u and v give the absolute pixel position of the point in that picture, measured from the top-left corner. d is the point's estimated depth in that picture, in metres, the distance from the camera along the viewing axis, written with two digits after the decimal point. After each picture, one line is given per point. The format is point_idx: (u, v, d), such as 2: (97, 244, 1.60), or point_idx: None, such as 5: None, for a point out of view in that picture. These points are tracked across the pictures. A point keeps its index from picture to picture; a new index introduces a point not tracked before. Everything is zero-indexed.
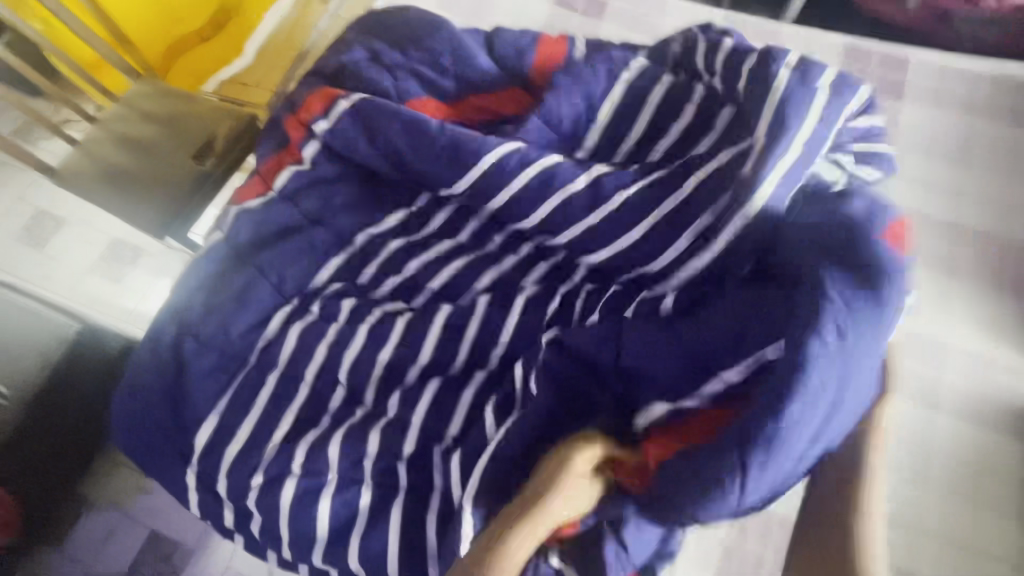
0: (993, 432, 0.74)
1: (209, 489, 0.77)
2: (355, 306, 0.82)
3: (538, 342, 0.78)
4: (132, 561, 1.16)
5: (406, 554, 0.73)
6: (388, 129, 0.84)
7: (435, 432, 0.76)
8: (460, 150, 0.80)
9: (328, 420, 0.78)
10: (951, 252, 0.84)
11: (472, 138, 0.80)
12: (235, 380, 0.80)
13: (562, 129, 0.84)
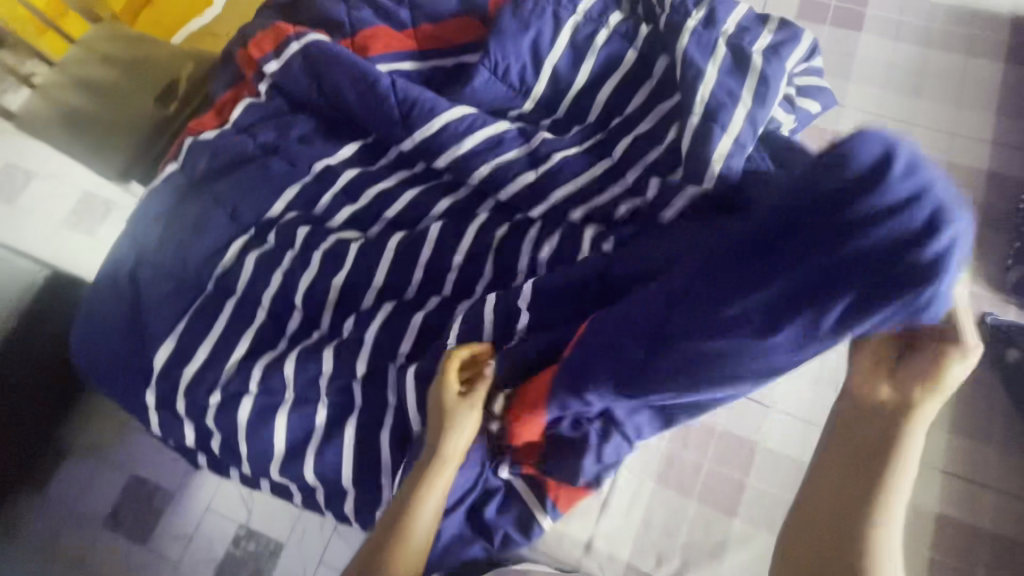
0: None
1: (169, 409, 0.79)
2: (311, 233, 0.83)
3: (490, 265, 0.80)
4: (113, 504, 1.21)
5: (361, 465, 0.76)
6: (335, 79, 0.86)
7: (389, 352, 0.78)
8: (408, 96, 0.84)
9: (285, 341, 0.80)
10: None
11: (417, 88, 0.84)
12: (191, 305, 0.81)
13: (507, 74, 0.84)
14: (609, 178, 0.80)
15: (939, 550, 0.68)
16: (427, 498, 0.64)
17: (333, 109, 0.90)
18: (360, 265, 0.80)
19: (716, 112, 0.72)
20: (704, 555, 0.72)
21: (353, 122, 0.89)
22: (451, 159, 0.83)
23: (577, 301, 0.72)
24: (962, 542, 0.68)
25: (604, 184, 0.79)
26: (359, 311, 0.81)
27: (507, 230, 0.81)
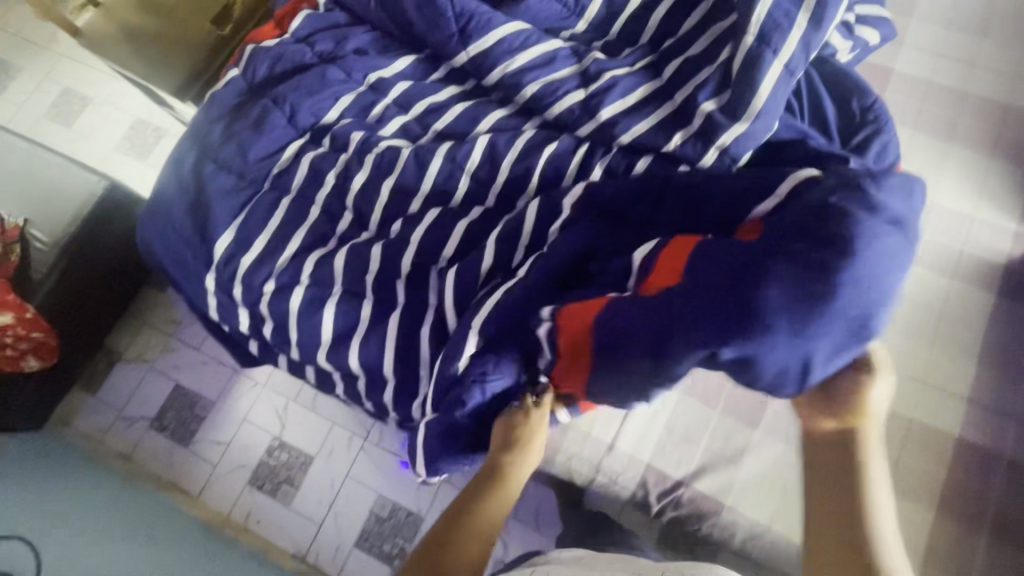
0: (962, 282, 0.77)
1: (226, 294, 0.85)
2: (364, 139, 0.86)
3: (535, 178, 0.82)
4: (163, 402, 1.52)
5: (401, 356, 0.80)
6: None
7: (433, 254, 0.82)
8: (464, 12, 0.86)
9: (335, 240, 0.85)
10: (952, 119, 0.84)
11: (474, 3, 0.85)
12: (251, 199, 0.86)
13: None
14: (657, 97, 0.80)
15: (957, 473, 0.70)
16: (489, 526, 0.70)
17: (388, 21, 0.92)
18: (410, 170, 0.84)
19: (770, 31, 0.72)
20: (723, 462, 0.76)
21: (407, 36, 0.91)
22: (502, 73, 0.85)
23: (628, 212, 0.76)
24: (979, 465, 0.70)
25: (650, 102, 0.80)
26: (405, 215, 0.84)
27: (554, 143, 0.83)
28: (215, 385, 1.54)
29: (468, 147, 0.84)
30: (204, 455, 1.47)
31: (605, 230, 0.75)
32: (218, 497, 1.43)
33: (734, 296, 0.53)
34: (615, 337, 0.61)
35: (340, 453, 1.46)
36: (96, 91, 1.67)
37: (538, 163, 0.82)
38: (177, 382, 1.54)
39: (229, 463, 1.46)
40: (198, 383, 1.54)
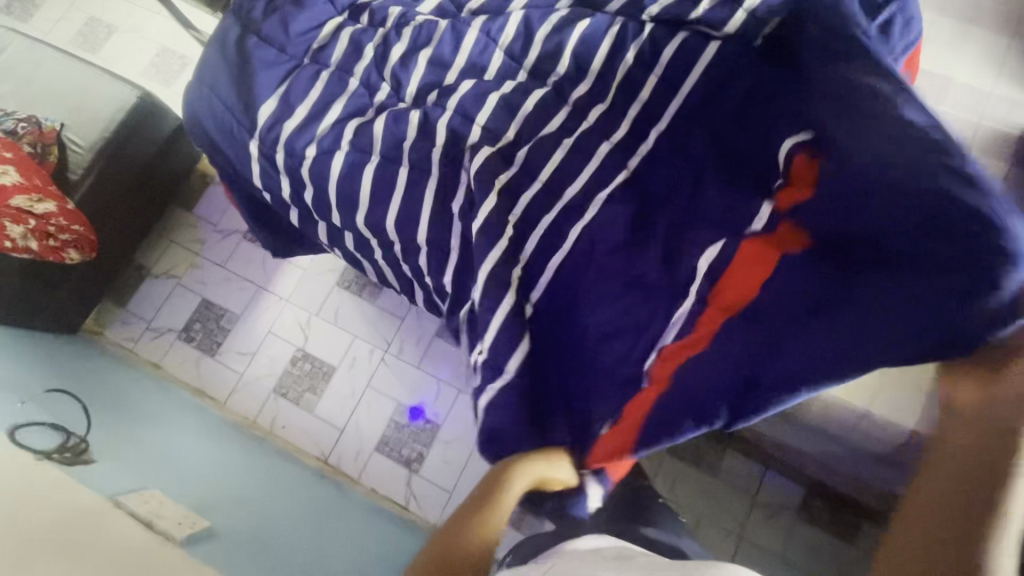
0: (979, 150, 0.80)
1: (270, 160, 0.90)
2: (401, 14, 0.90)
3: (567, 49, 0.85)
4: (190, 315, 1.57)
5: (435, 215, 0.84)
6: None
7: (467, 122, 0.86)
8: None
9: (374, 111, 0.89)
10: (973, 6, 0.87)
11: None
12: (292, 71, 0.90)
13: None
14: None
15: None
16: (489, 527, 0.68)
17: None
18: (446, 42, 0.87)
19: None
20: None
21: None
22: None
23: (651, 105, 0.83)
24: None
25: None
26: (441, 86, 0.88)
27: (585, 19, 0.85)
28: (240, 301, 1.58)
29: (503, 20, 0.87)
30: (229, 363, 1.53)
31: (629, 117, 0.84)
32: (243, 401, 1.51)
33: (838, 331, 0.58)
34: (706, 366, 0.65)
35: (362, 364, 1.52)
36: (121, 19, 1.69)
37: (571, 35, 0.85)
38: (204, 296, 1.59)
39: (254, 371, 1.52)
40: (223, 298, 1.58)
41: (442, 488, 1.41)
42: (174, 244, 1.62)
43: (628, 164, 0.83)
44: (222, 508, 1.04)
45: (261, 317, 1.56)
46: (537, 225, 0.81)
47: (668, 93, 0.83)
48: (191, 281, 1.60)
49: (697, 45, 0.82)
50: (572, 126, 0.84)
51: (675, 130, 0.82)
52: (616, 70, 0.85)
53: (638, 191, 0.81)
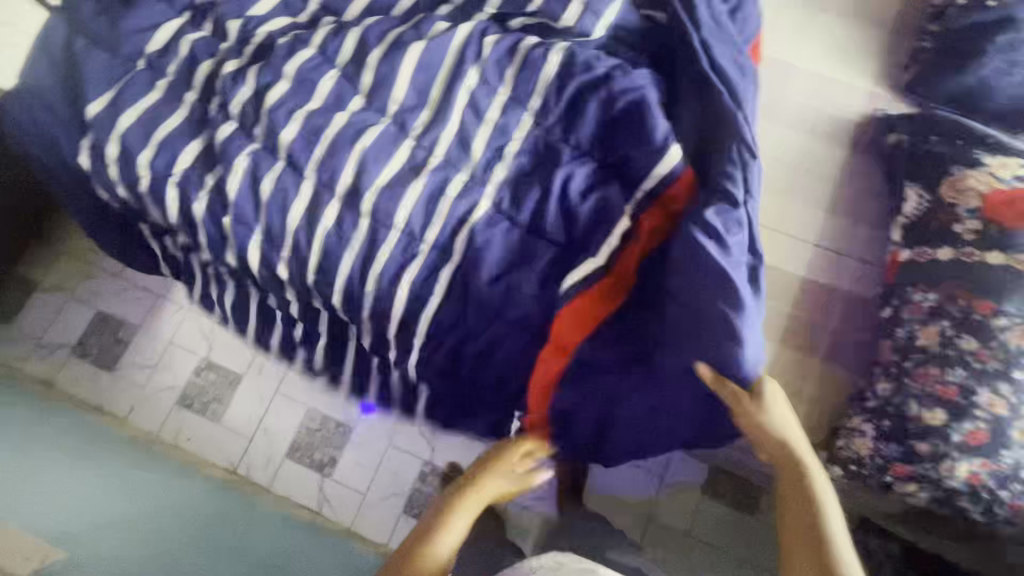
0: (815, 134, 0.81)
1: (101, 171, 0.84)
2: (243, 25, 0.85)
3: (408, 61, 0.81)
4: (82, 332, 1.35)
5: (280, 235, 0.82)
6: None
7: (306, 140, 0.81)
8: None
9: (209, 124, 0.83)
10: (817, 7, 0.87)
11: None
12: (121, 78, 0.83)
13: None
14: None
15: (801, 306, 0.76)
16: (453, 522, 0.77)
17: None
18: (280, 56, 0.83)
19: None
20: None
21: None
22: None
23: (497, 127, 0.80)
24: (844, 300, 0.76)
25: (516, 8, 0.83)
26: (273, 100, 0.82)
27: (429, 33, 0.82)
28: (138, 312, 1.36)
29: (342, 39, 0.83)
30: (132, 379, 1.33)
31: (480, 133, 0.80)
32: (146, 416, 1.32)
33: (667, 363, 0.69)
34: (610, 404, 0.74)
35: (269, 369, 1.33)
36: None
37: (414, 52, 0.81)
38: (99, 308, 1.36)
39: (157, 385, 1.33)
40: (122, 310, 1.37)
41: (357, 490, 1.26)
42: (63, 253, 1.38)
43: (475, 175, 0.79)
44: (113, 531, 0.94)
45: (162, 329, 1.35)
46: (376, 243, 0.79)
47: (510, 109, 0.80)
48: (83, 293, 1.37)
49: (537, 57, 0.79)
50: (415, 155, 0.81)
51: (518, 144, 0.79)
52: (455, 94, 0.80)
53: (473, 219, 0.77)
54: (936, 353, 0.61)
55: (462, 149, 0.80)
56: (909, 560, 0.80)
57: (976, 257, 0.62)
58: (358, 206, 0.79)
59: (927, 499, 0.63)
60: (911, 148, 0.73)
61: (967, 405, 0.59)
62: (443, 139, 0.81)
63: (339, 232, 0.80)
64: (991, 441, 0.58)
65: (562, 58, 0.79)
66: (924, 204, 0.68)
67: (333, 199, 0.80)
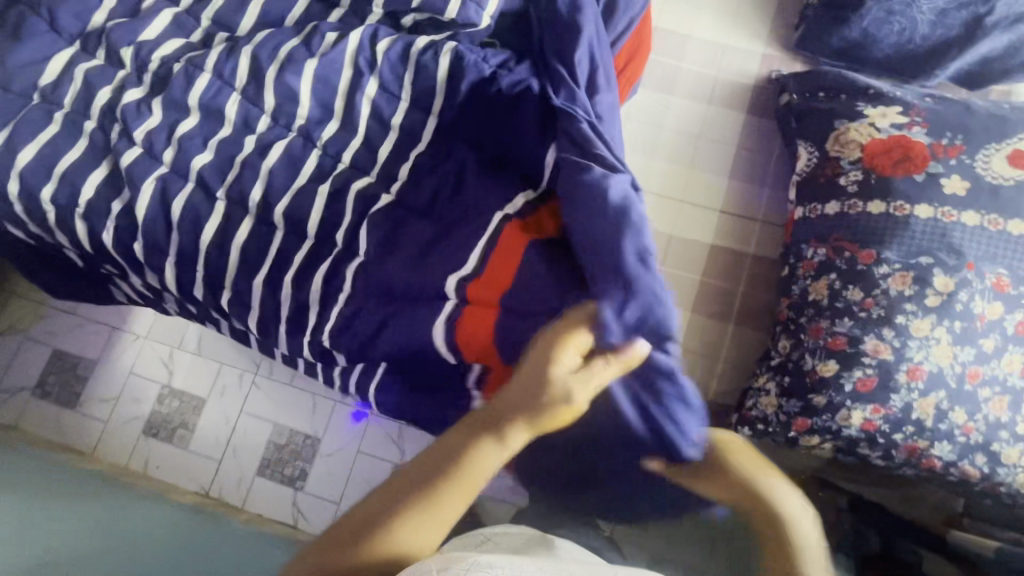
0: (716, 105, 0.85)
1: (9, 207, 0.83)
2: (136, 52, 0.84)
3: (305, 72, 0.80)
4: (39, 372, 1.33)
5: (192, 254, 0.81)
6: None
7: (213, 160, 0.81)
8: None
9: (111, 151, 0.82)
10: None
11: None
12: (17, 113, 0.82)
13: None
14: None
15: (711, 273, 0.79)
16: (481, 460, 0.62)
17: None
18: (177, 81, 0.82)
19: None
20: None
21: None
22: None
23: (400, 130, 0.80)
24: (751, 264, 0.79)
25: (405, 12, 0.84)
26: (175, 125, 0.82)
27: (323, 41, 0.82)
28: (95, 346, 1.34)
29: (237, 57, 0.82)
30: (94, 413, 1.31)
31: (386, 139, 0.80)
32: (112, 450, 1.30)
33: (597, 256, 0.66)
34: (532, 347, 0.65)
35: (233, 390, 1.32)
36: None
37: (310, 62, 0.81)
38: (54, 347, 1.34)
39: (121, 417, 1.31)
40: (77, 346, 1.34)
41: (329, 500, 1.24)
42: (12, 294, 1.36)
43: (383, 179, 0.80)
44: (75, 562, 0.92)
45: (120, 360, 1.33)
46: (290, 254, 0.79)
47: (411, 113, 0.80)
48: (36, 333, 1.35)
49: (429, 57, 0.79)
50: (320, 165, 0.81)
51: (424, 144, 0.80)
52: (355, 102, 0.80)
53: (372, 210, 0.78)
54: (827, 305, 0.66)
55: (366, 160, 0.80)
56: (857, 509, 0.79)
57: (859, 208, 0.65)
58: (273, 219, 0.79)
59: (832, 448, 0.66)
60: (799, 107, 0.76)
61: (855, 353, 0.63)
62: (348, 146, 0.81)
63: (258, 247, 0.80)
64: (880, 386, 0.62)
65: (451, 59, 0.79)
66: (813, 159, 0.72)
67: (246, 214, 0.80)
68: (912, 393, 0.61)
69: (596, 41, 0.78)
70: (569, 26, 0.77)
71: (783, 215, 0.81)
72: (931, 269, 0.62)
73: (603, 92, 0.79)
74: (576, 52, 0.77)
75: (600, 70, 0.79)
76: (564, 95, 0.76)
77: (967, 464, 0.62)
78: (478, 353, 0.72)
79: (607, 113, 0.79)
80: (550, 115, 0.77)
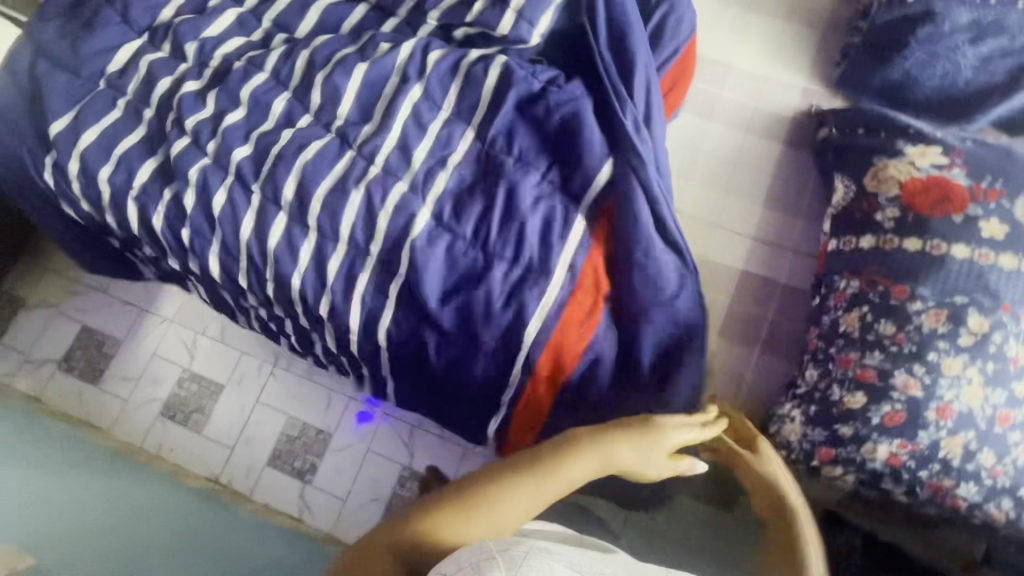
0: (753, 134, 0.87)
1: (66, 184, 0.87)
2: (199, 47, 0.88)
3: (357, 77, 0.83)
4: (68, 346, 1.36)
5: (232, 241, 0.83)
6: None
7: (258, 151, 0.83)
8: None
9: (166, 138, 0.86)
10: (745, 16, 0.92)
11: None
12: (83, 97, 0.87)
13: None
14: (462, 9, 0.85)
15: (739, 299, 0.82)
16: (563, 483, 0.69)
17: None
18: (236, 77, 0.86)
19: None
20: None
21: None
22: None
23: (439, 137, 0.82)
24: (781, 292, 0.82)
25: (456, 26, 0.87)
26: (228, 117, 0.85)
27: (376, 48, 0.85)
28: (123, 325, 1.37)
29: (293, 59, 0.86)
30: (117, 391, 1.34)
31: (426, 143, 0.82)
32: (131, 428, 1.32)
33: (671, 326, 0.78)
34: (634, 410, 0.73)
35: (251, 380, 1.34)
36: None
37: (362, 68, 0.84)
38: (85, 323, 1.38)
39: (140, 397, 1.33)
40: (106, 324, 1.38)
41: (335, 496, 1.25)
42: (49, 269, 1.40)
43: (423, 181, 0.81)
44: (93, 535, 0.94)
45: (145, 341, 1.36)
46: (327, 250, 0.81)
47: (452, 122, 0.82)
48: (68, 309, 1.39)
49: (477, 70, 0.82)
50: (356, 165, 0.81)
51: (465, 152, 0.82)
52: (398, 105, 0.82)
53: (415, 232, 0.78)
54: (858, 337, 0.66)
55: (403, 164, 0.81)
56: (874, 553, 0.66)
57: (894, 244, 0.66)
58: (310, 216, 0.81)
59: (855, 480, 0.67)
60: (839, 142, 0.77)
61: (884, 387, 0.64)
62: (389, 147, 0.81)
63: (297, 241, 0.81)
64: (908, 422, 0.63)
65: (500, 73, 0.82)
66: (851, 192, 0.73)
67: (283, 206, 0.82)
68: (940, 431, 0.62)
69: (648, 70, 0.82)
70: (622, 54, 0.82)
71: (816, 245, 0.82)
72: (966, 308, 0.62)
73: (655, 117, 0.83)
74: (629, 79, 0.81)
75: (655, 96, 0.82)
76: (631, 118, 0.80)
77: (993, 507, 0.63)
78: (544, 379, 0.78)
79: (659, 138, 0.83)
80: (608, 137, 0.81)
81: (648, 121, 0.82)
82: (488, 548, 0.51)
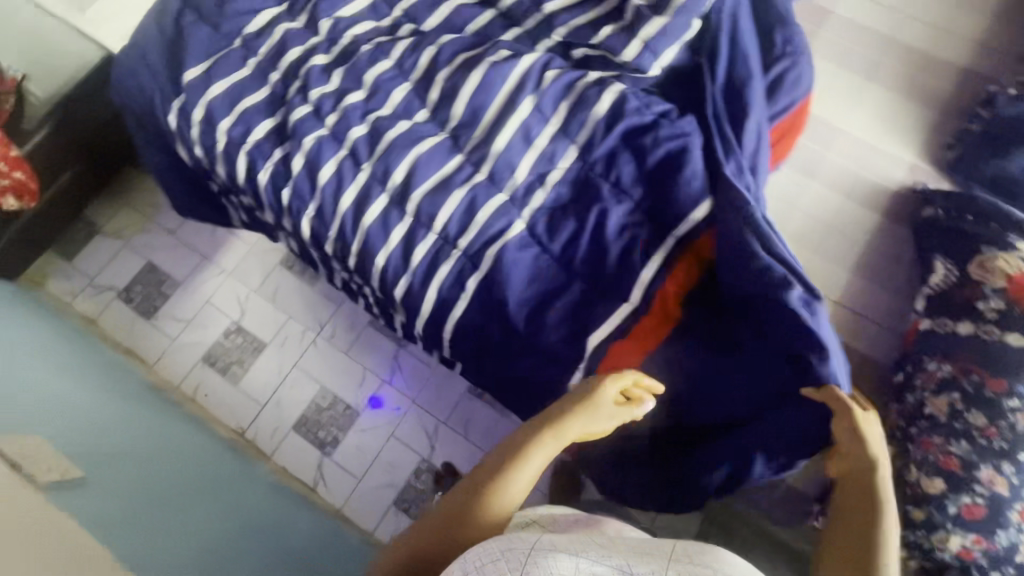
0: (853, 201, 0.89)
1: (185, 129, 0.93)
2: (333, 25, 0.93)
3: (476, 76, 0.86)
4: (129, 279, 1.38)
5: (329, 209, 0.87)
6: None
7: (370, 131, 0.87)
8: None
9: (286, 102, 0.90)
10: (860, 86, 0.95)
11: None
12: (219, 52, 0.92)
13: None
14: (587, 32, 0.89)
15: None
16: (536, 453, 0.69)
17: None
18: (362, 57, 0.90)
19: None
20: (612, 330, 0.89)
21: None
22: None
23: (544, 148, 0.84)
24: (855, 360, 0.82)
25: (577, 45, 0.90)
26: (347, 94, 0.89)
27: (499, 53, 0.88)
28: (184, 269, 1.39)
29: (419, 50, 0.90)
30: (166, 329, 1.35)
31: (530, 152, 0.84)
32: (174, 367, 1.33)
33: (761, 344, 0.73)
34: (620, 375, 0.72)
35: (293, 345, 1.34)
36: None
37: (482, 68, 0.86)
38: (150, 260, 1.40)
39: (186, 339, 1.35)
40: (169, 266, 1.40)
41: (352, 474, 1.24)
42: (124, 204, 1.43)
43: (522, 187, 0.83)
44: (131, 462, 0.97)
45: (202, 288, 1.38)
46: (417, 235, 0.84)
47: (557, 139, 0.84)
48: (135, 243, 1.41)
49: (593, 91, 0.84)
50: (461, 159, 0.85)
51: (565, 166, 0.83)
52: (512, 112, 0.84)
53: (506, 238, 0.81)
54: (944, 423, 0.68)
55: (506, 168, 0.83)
56: None
57: (994, 334, 0.69)
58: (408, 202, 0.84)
59: (917, 566, 0.66)
60: (947, 224, 0.79)
61: (966, 478, 0.65)
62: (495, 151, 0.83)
63: (389, 223, 0.84)
64: (987, 517, 0.63)
65: (613, 100, 0.84)
66: (951, 277, 0.76)
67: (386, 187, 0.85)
68: (1019, 533, 0.62)
69: (758, 119, 0.83)
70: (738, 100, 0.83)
71: (899, 322, 0.83)
72: None
73: (757, 167, 0.82)
74: (739, 125, 0.82)
75: (760, 146, 0.83)
76: (732, 164, 0.81)
77: None
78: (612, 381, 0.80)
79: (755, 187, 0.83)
80: (707, 176, 0.81)
81: (750, 170, 0.83)
82: (496, 548, 0.55)
